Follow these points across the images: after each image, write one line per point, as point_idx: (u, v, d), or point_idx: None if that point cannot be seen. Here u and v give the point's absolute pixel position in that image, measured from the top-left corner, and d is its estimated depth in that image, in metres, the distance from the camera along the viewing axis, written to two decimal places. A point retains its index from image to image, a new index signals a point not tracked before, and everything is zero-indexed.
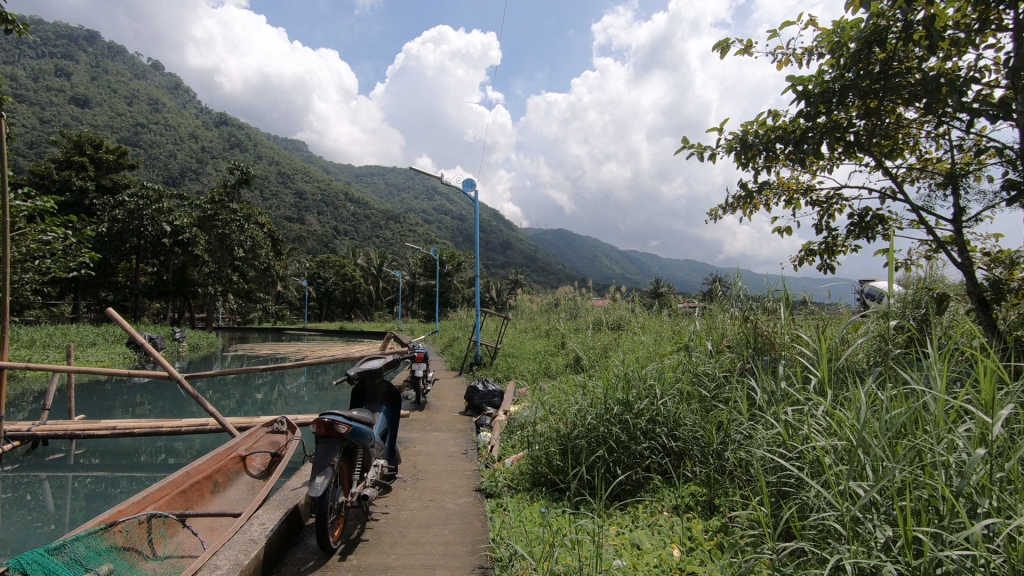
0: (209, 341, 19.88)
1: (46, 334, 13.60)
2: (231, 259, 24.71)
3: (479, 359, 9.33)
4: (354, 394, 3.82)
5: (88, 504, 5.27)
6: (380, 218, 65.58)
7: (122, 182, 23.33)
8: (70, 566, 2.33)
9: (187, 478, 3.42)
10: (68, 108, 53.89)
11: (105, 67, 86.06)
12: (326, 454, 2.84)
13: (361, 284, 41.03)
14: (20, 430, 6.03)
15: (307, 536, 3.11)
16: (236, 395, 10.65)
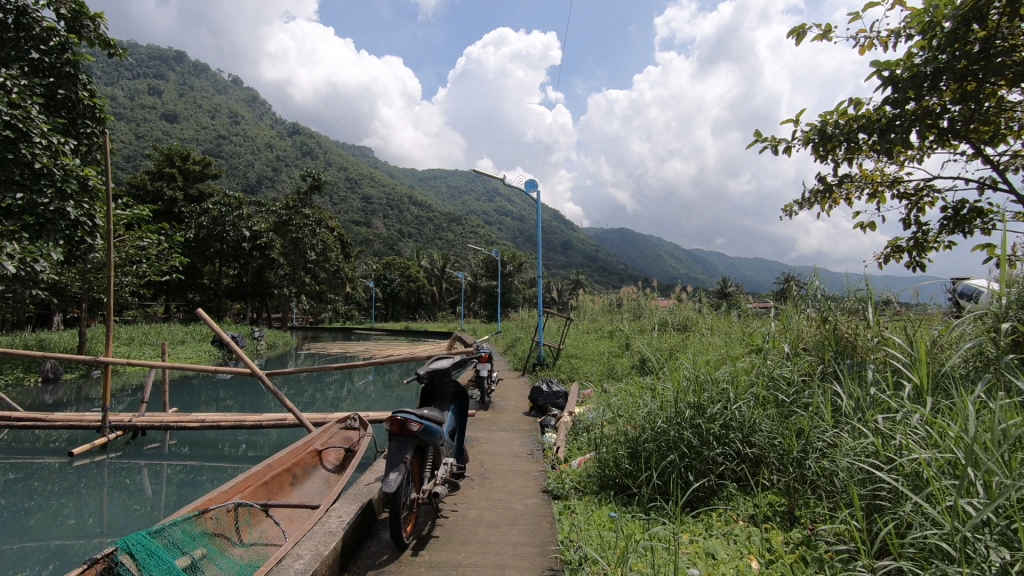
0: (285, 339, 20.98)
1: (143, 332, 14.78)
2: (304, 262, 25.91)
3: (542, 359, 9.31)
4: (423, 393, 3.89)
5: (182, 492, 5.67)
6: (443, 220, 66.91)
7: (207, 191, 24.99)
8: (168, 549, 2.52)
9: (268, 471, 3.60)
10: (160, 125, 58.41)
11: (190, 85, 92.60)
12: (399, 451, 2.91)
13: (425, 284, 41.98)
14: (122, 421, 6.59)
15: (381, 531, 3.21)
16: (310, 392, 11.18)
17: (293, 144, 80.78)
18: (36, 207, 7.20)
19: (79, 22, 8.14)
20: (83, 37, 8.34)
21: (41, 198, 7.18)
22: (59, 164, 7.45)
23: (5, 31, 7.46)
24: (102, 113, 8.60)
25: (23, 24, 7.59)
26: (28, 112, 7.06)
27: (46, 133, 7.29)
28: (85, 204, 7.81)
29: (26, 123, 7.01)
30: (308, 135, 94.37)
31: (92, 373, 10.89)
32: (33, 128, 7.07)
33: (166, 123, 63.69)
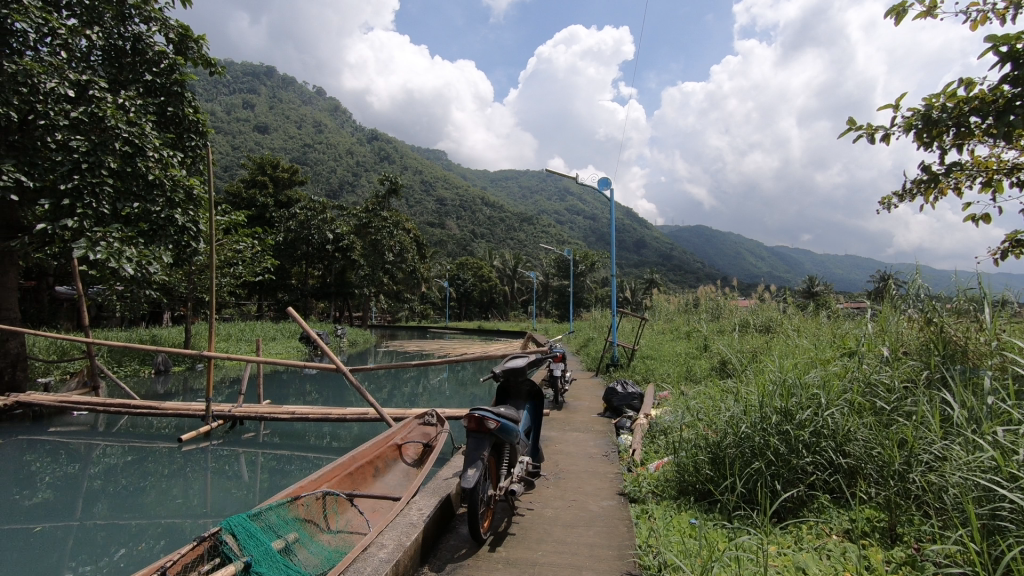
0: (365, 337, 21.92)
1: (239, 330, 15.94)
2: (383, 263, 26.98)
3: (616, 360, 9.16)
4: (498, 391, 3.93)
5: (274, 479, 6.06)
6: (515, 220, 67.49)
7: (294, 198, 26.56)
8: (265, 531, 2.72)
9: (352, 462, 3.77)
10: (253, 137, 62.74)
11: (279, 98, 98.73)
12: (476, 448, 2.96)
13: (497, 284, 42.44)
14: (224, 411, 7.22)
15: (459, 525, 3.27)
16: (388, 388, 11.61)
17: (371, 150, 84.25)
18: (149, 215, 7.95)
19: (185, 44, 8.91)
20: (188, 58, 9.11)
21: (154, 206, 7.91)
22: (169, 175, 8.18)
23: (123, 56, 8.31)
24: (204, 127, 9.35)
25: (138, 50, 8.40)
26: (143, 129, 7.79)
27: (157, 147, 8.01)
28: (190, 212, 8.53)
29: (141, 138, 7.77)
30: (386, 140, 98.10)
31: (196, 366, 11.87)
32: (147, 143, 7.78)
33: (258, 134, 68.35)
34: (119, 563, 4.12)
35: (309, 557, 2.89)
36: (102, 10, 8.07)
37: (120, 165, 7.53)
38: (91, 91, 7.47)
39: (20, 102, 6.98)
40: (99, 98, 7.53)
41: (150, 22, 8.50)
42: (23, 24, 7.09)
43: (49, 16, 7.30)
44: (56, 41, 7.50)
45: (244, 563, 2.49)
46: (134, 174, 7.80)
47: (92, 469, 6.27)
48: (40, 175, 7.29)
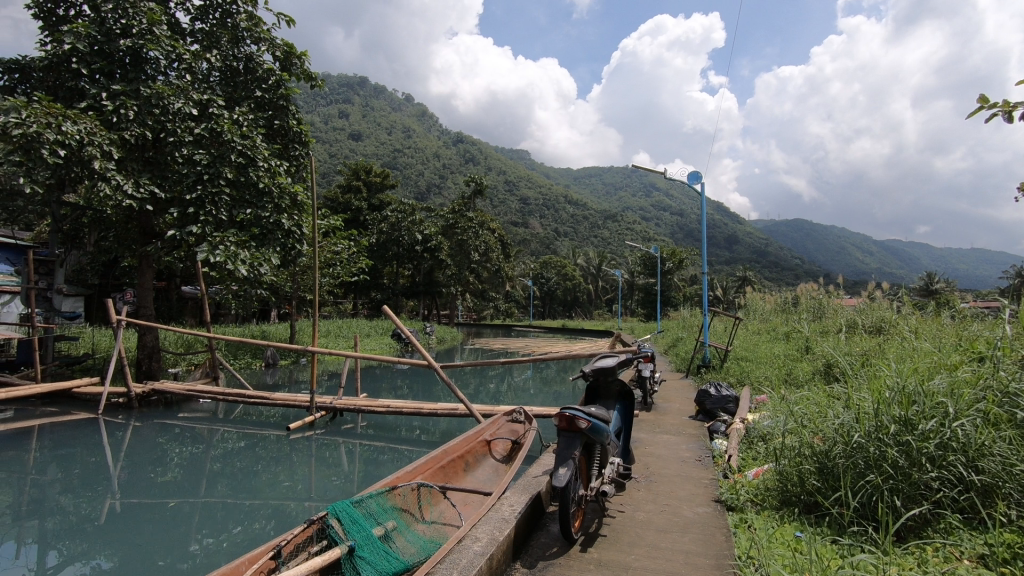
0: (452, 335, 22.55)
1: (337, 326, 16.95)
2: (468, 262, 27.63)
3: (707, 361, 8.80)
4: (587, 390, 3.89)
5: (370, 468, 6.38)
6: (598, 218, 66.63)
7: (385, 201, 27.78)
8: (367, 518, 2.87)
9: (444, 456, 3.89)
10: (347, 144, 66.48)
11: (372, 106, 103.68)
12: (568, 447, 2.96)
13: (580, 283, 42.03)
14: (326, 403, 7.72)
15: (549, 523, 3.28)
16: (475, 385, 11.87)
17: (457, 151, 86.46)
18: (260, 220, 8.61)
19: (289, 61, 9.59)
20: (292, 74, 9.79)
21: (264, 212, 8.58)
22: (277, 183, 8.83)
23: (238, 76, 9.08)
24: (306, 137, 9.98)
25: (250, 68, 9.13)
26: (254, 142, 8.48)
27: (267, 158, 8.70)
28: (294, 217, 9.16)
29: (253, 150, 8.44)
30: (472, 142, 100.12)
31: (300, 359, 12.78)
32: (258, 154, 8.49)
33: (353, 141, 72.30)
34: (237, 538, 4.52)
35: (407, 545, 3.01)
36: (220, 35, 8.88)
37: (235, 175, 8.25)
38: (211, 109, 8.24)
39: (154, 123, 7.85)
40: (218, 115, 8.29)
41: (260, 42, 9.20)
42: (156, 52, 7.94)
43: (176, 44, 8.11)
44: (182, 65, 8.32)
45: (349, 546, 2.65)
46: (247, 183, 8.51)
47: (213, 452, 6.92)
48: (169, 187, 8.16)
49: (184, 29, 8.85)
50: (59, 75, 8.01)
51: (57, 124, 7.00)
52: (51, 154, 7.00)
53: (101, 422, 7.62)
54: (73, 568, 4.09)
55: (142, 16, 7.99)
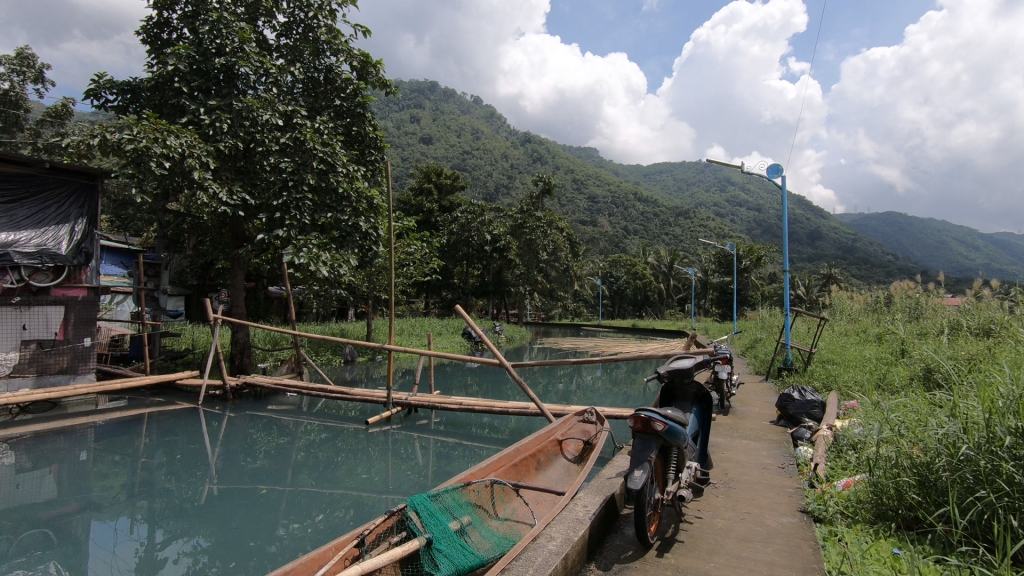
0: (521, 334, 22.68)
1: (411, 325, 17.50)
2: (537, 262, 27.66)
3: (789, 364, 8.35)
4: (663, 392, 3.79)
5: (443, 464, 6.54)
6: (670, 215, 64.83)
7: (456, 202, 28.34)
8: (443, 513, 2.95)
9: (517, 454, 3.92)
10: (418, 148, 68.54)
11: (442, 110, 106.17)
12: (643, 449, 2.91)
13: (652, 282, 40.99)
14: (401, 398, 7.99)
15: (624, 526, 3.24)
16: (544, 384, 11.89)
17: (525, 151, 86.78)
18: (340, 223, 9.04)
19: (365, 70, 9.98)
20: (368, 83, 10.19)
21: (343, 216, 9.00)
22: (355, 187, 9.22)
23: (319, 86, 9.57)
24: (382, 142, 10.33)
25: (330, 79, 9.59)
26: (334, 149, 8.89)
27: (346, 164, 9.09)
28: (371, 219, 9.54)
29: (333, 157, 8.86)
30: (539, 142, 100.34)
31: (377, 357, 13.30)
32: (337, 161, 8.90)
33: (424, 145, 74.27)
34: (320, 526, 4.77)
35: (482, 540, 3.06)
36: (302, 49, 9.38)
37: (317, 181, 8.70)
38: (295, 120, 8.73)
39: (245, 134, 8.45)
40: (301, 124, 8.77)
41: (338, 53, 9.64)
42: (246, 68, 8.51)
43: (264, 60, 8.65)
44: (269, 79, 8.86)
45: (426, 539, 2.73)
46: (328, 188, 8.95)
47: (298, 443, 7.33)
48: (258, 194, 8.72)
49: (271, 45, 9.42)
50: (164, 93, 8.77)
51: (163, 138, 7.68)
52: (157, 166, 7.68)
53: (199, 412, 8.27)
54: (176, 545, 4.47)
55: (234, 35, 8.58)
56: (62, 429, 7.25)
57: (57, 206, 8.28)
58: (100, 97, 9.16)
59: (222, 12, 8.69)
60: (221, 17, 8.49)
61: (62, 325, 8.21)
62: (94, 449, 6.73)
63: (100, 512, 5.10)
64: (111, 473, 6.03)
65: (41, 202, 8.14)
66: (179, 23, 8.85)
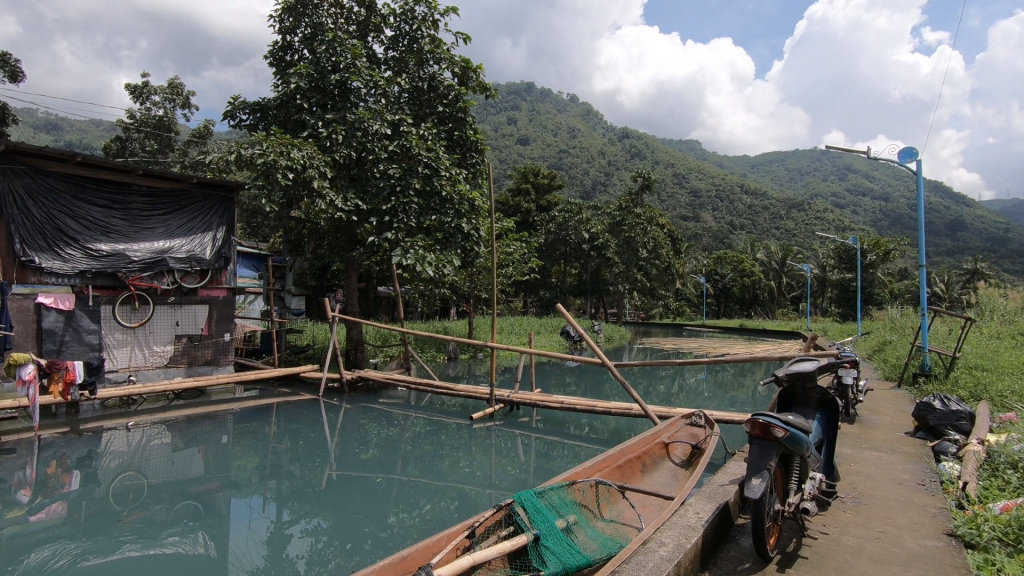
0: (621, 334, 22.28)
1: (511, 323, 17.81)
2: (637, 259, 26.52)
3: (926, 370, 7.50)
4: (782, 396, 3.56)
5: (544, 461, 6.58)
6: (781, 207, 60.57)
7: (553, 202, 28.46)
8: (550, 509, 2.97)
9: (622, 455, 3.86)
10: (515, 150, 69.64)
11: (539, 111, 106.70)
12: (762, 456, 2.75)
13: (761, 279, 38.51)
14: (503, 395, 8.15)
15: (740, 536, 3.07)
16: (645, 385, 11.62)
17: (623, 147, 85.00)
18: (443, 225, 9.40)
19: (466, 75, 10.28)
20: (469, 88, 10.48)
21: (446, 218, 9.35)
22: (457, 190, 9.52)
23: (424, 94, 10.00)
24: (482, 145, 10.59)
25: (433, 86, 9.97)
26: (437, 154, 9.25)
27: (449, 168, 9.42)
28: (472, 221, 9.83)
29: (436, 161, 9.22)
30: (636, 136, 98.02)
31: (478, 354, 13.69)
32: (441, 165, 9.24)
33: (520, 146, 75.21)
34: (427, 515, 4.99)
35: (588, 540, 3.04)
36: (408, 60, 9.83)
37: (422, 186, 9.12)
38: (401, 128, 9.18)
39: (357, 144, 9.02)
40: (407, 131, 9.21)
41: (441, 61, 9.99)
42: (357, 82, 9.08)
43: (374, 73, 9.18)
44: (378, 91, 9.37)
45: (534, 535, 2.77)
46: (433, 192, 9.33)
47: (406, 434, 7.72)
48: (369, 200, 9.27)
49: (379, 59, 9.99)
50: (287, 111, 9.59)
51: (287, 152, 8.38)
52: (283, 177, 8.41)
53: (320, 403, 8.97)
54: (301, 525, 4.88)
55: (347, 52, 9.18)
56: (207, 415, 8.17)
57: (202, 218, 9.31)
58: (235, 117, 10.20)
59: (337, 32, 9.33)
60: (335, 37, 9.12)
61: (207, 322, 9.27)
62: (232, 433, 7.52)
63: (238, 490, 5.68)
64: (247, 455, 6.70)
65: (190, 213, 9.19)
66: (300, 45, 9.64)
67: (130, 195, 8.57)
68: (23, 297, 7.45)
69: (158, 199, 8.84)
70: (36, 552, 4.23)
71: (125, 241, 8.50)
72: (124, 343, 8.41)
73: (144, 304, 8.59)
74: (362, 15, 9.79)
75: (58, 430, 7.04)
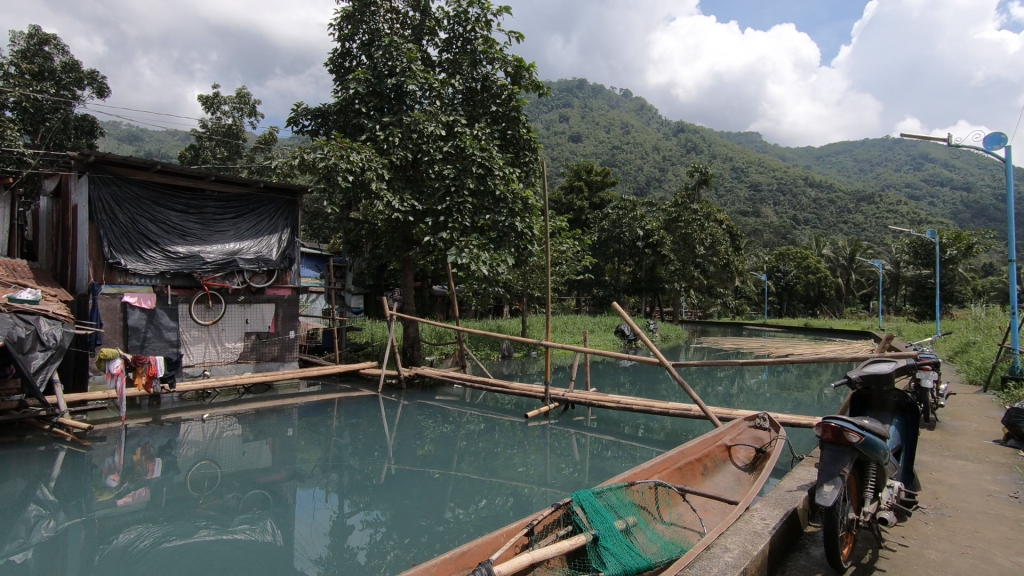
0: (677, 333, 21.75)
1: (564, 322, 17.73)
2: (694, 256, 25.84)
3: (1017, 373, 6.93)
4: (855, 399, 3.38)
5: (599, 461, 6.52)
6: (849, 200, 57.44)
7: (607, 199, 28.14)
8: (608, 510, 2.93)
9: (682, 457, 3.76)
10: (567, 148, 69.38)
11: (592, 108, 105.69)
12: (834, 462, 2.62)
13: (827, 276, 36.66)
14: (558, 394, 8.14)
15: (810, 544, 2.94)
16: (703, 385, 11.31)
17: (678, 142, 82.91)
18: (497, 224, 9.48)
19: (519, 74, 10.30)
20: (522, 87, 10.50)
21: (500, 217, 9.42)
22: (511, 189, 9.56)
23: (478, 95, 10.09)
24: (535, 143, 10.58)
25: (487, 86, 10.05)
26: (491, 153, 9.31)
27: (502, 167, 9.47)
28: (526, 219, 9.85)
29: (490, 161, 9.28)
30: (692, 130, 95.50)
31: (532, 352, 13.71)
32: (494, 165, 9.30)
33: (573, 144, 74.71)
34: (482, 512, 5.04)
35: (648, 543, 2.99)
36: (462, 61, 9.95)
37: (476, 185, 9.21)
38: (456, 129, 9.31)
39: (413, 146, 9.20)
40: (461, 132, 9.33)
41: (494, 62, 10.06)
42: (413, 85, 9.27)
43: (429, 76, 9.35)
44: (433, 93, 9.54)
45: (592, 535, 2.76)
46: (487, 191, 9.42)
47: (462, 431, 7.83)
48: (425, 200, 9.46)
49: (434, 62, 10.16)
50: (347, 116, 9.91)
51: (347, 155, 8.67)
52: (343, 180, 8.69)
53: (379, 399, 9.23)
54: (361, 517, 5.04)
55: (403, 57, 9.38)
56: (274, 408, 8.57)
57: (269, 221, 9.77)
58: (298, 123, 10.63)
59: (393, 37, 9.56)
60: (392, 42, 9.33)
61: (274, 320, 9.71)
62: (297, 426, 7.86)
63: (303, 481, 5.92)
64: (311, 448, 6.98)
65: (257, 217, 9.65)
66: (359, 51, 9.94)
67: (203, 200, 9.08)
68: (111, 297, 8.08)
69: (229, 203, 9.33)
70: (124, 533, 4.57)
71: (199, 244, 9.01)
72: (200, 340, 8.92)
73: (217, 303, 9.08)
74: (417, 19, 9.98)
75: (142, 421, 7.56)
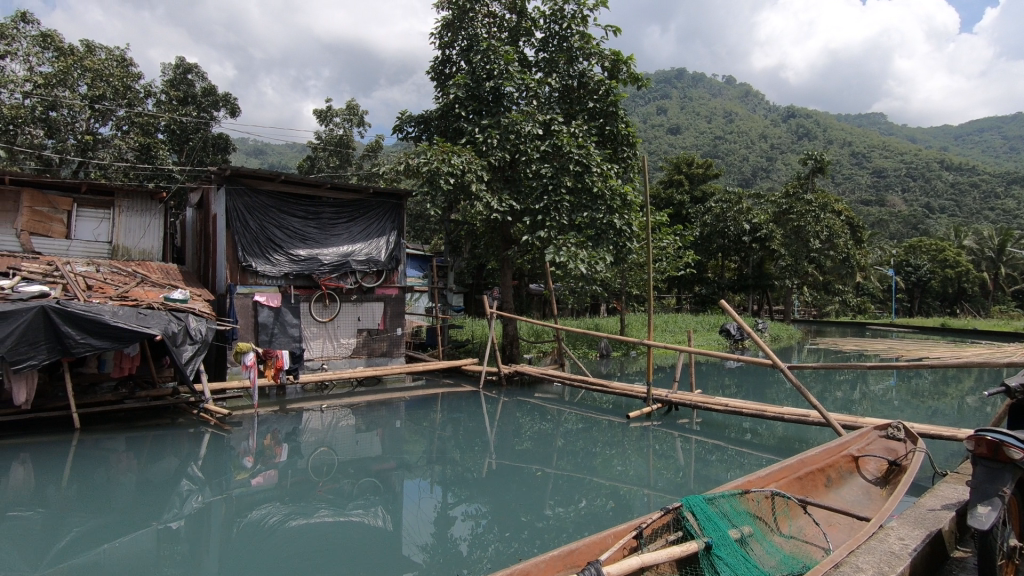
0: (790, 334, 20.25)
1: (665, 321, 17.18)
2: (808, 251, 23.87)
3: None
4: (1015, 410, 2.97)
5: (704, 465, 6.25)
6: (998, 183, 50.43)
7: (709, 191, 26.79)
8: (721, 518, 2.81)
9: (802, 466, 3.51)
10: (666, 142, 67.01)
11: (692, 96, 101.22)
12: (991, 481, 2.32)
13: (970, 270, 32.48)
14: (661, 395, 7.92)
15: (958, 571, 2.63)
16: (819, 390, 10.47)
17: (788, 128, 77.17)
18: (595, 221, 9.37)
19: (617, 68, 10.11)
20: (620, 81, 10.29)
21: (598, 214, 9.32)
22: (609, 185, 9.39)
23: (574, 92, 10.04)
24: (634, 139, 10.36)
25: (584, 83, 9.96)
26: (588, 150, 9.21)
27: (600, 164, 9.33)
28: (625, 216, 9.64)
29: (587, 158, 9.18)
30: (805, 114, 88.59)
31: (631, 352, 13.41)
32: (592, 162, 9.19)
33: (672, 137, 71.93)
34: (582, 511, 5.02)
35: (765, 555, 2.83)
36: (558, 60, 9.89)
37: (573, 183, 9.19)
38: (552, 127, 9.32)
39: (511, 147, 9.33)
40: (558, 130, 9.33)
41: (591, 57, 9.94)
42: (510, 86, 9.40)
43: (525, 76, 9.43)
44: (530, 93, 9.62)
45: (705, 543, 2.66)
46: (584, 189, 9.35)
47: (561, 430, 7.83)
48: (523, 199, 9.59)
49: (531, 62, 10.23)
50: (448, 120, 10.25)
51: (449, 159, 8.94)
52: (445, 183, 9.00)
53: (480, 395, 9.49)
54: (463, 508, 5.21)
55: (500, 59, 9.52)
56: (383, 401, 9.08)
57: (377, 223, 10.36)
58: (403, 130, 11.14)
59: (491, 41, 9.74)
60: (490, 46, 9.52)
61: (383, 317, 10.29)
62: (404, 419, 8.27)
63: (410, 471, 6.22)
64: (417, 440, 7.32)
65: (368, 220, 10.27)
66: (458, 57, 10.24)
67: (320, 206, 9.81)
68: (245, 296, 8.99)
69: (342, 208, 10.01)
70: (256, 510, 5.06)
71: (318, 247, 9.75)
72: (319, 336, 9.67)
73: (333, 302, 9.78)
74: (513, 21, 10.10)
75: (271, 408, 8.33)
